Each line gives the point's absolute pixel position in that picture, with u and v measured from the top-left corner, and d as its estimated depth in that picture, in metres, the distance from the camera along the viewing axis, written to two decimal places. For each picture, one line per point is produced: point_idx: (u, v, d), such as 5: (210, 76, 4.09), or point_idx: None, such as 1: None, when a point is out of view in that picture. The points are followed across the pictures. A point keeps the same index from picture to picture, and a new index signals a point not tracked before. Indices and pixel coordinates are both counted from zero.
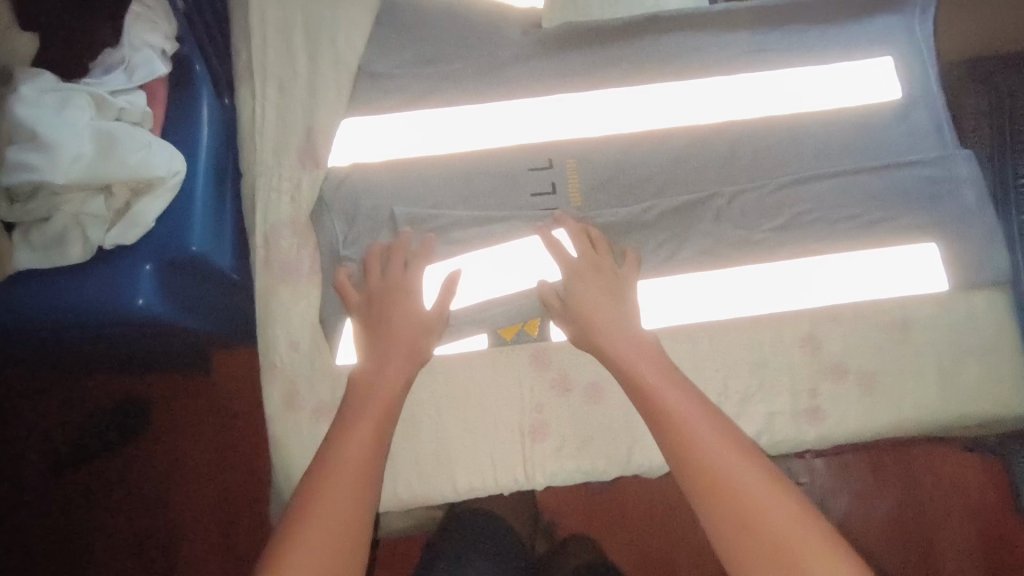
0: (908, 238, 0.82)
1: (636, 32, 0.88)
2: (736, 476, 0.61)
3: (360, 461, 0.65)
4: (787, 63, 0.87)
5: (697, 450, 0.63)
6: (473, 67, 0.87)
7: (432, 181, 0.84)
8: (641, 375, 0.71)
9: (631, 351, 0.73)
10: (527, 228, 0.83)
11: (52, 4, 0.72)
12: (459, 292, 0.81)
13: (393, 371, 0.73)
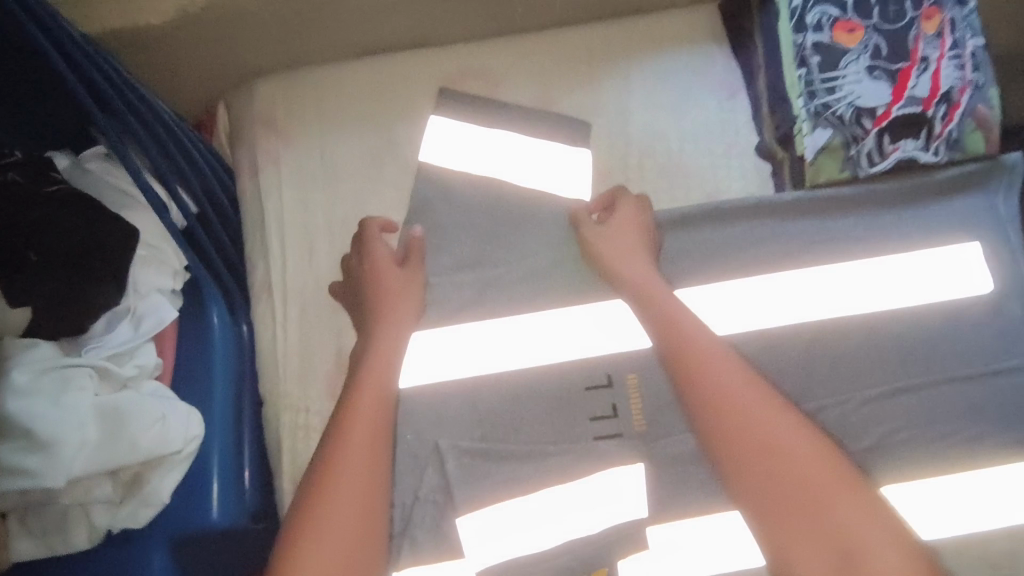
0: (1013, 458, 0.74)
1: (699, 220, 0.79)
2: (855, 541, 0.52)
3: (361, 467, 0.60)
4: (872, 252, 0.77)
5: (817, 510, 0.54)
6: (519, 269, 0.77)
7: (477, 406, 0.75)
8: (693, 356, 0.63)
9: (713, 355, 0.62)
10: (588, 462, 0.73)
11: (47, 271, 0.62)
12: (521, 539, 0.72)
13: (389, 338, 0.69)
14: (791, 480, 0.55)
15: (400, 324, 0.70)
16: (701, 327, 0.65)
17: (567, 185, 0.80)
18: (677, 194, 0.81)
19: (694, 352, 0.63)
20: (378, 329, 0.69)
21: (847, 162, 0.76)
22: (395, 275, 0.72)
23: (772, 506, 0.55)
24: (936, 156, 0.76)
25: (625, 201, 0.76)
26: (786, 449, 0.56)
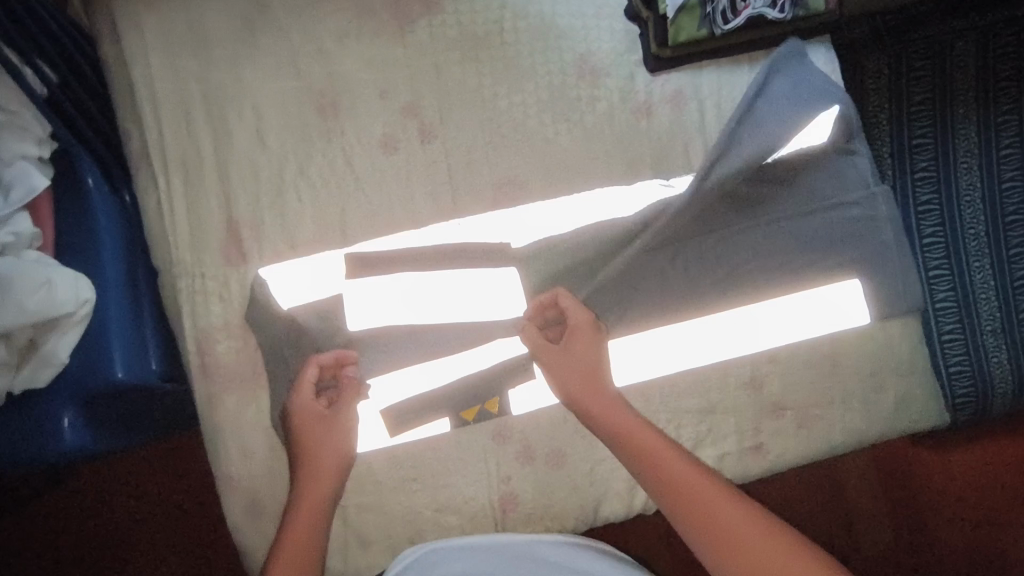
0: (836, 277, 0.86)
1: (569, 81, 0.85)
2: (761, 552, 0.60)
3: (306, 536, 0.65)
4: (725, 105, 0.87)
5: (710, 512, 0.63)
6: (405, 132, 0.82)
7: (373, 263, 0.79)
8: (633, 438, 0.70)
9: (635, 428, 0.70)
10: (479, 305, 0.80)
11: None
12: (416, 380, 0.80)
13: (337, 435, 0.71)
14: (708, 509, 0.63)
15: (327, 437, 0.71)
16: (620, 406, 0.72)
17: (445, 47, 0.83)
18: (553, 58, 0.84)
19: (619, 420, 0.71)
20: (312, 443, 0.71)
21: (705, 20, 0.82)
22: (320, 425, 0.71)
23: (696, 528, 0.63)
24: (782, 13, 0.83)
25: (576, 317, 0.76)
26: (693, 484, 0.65)
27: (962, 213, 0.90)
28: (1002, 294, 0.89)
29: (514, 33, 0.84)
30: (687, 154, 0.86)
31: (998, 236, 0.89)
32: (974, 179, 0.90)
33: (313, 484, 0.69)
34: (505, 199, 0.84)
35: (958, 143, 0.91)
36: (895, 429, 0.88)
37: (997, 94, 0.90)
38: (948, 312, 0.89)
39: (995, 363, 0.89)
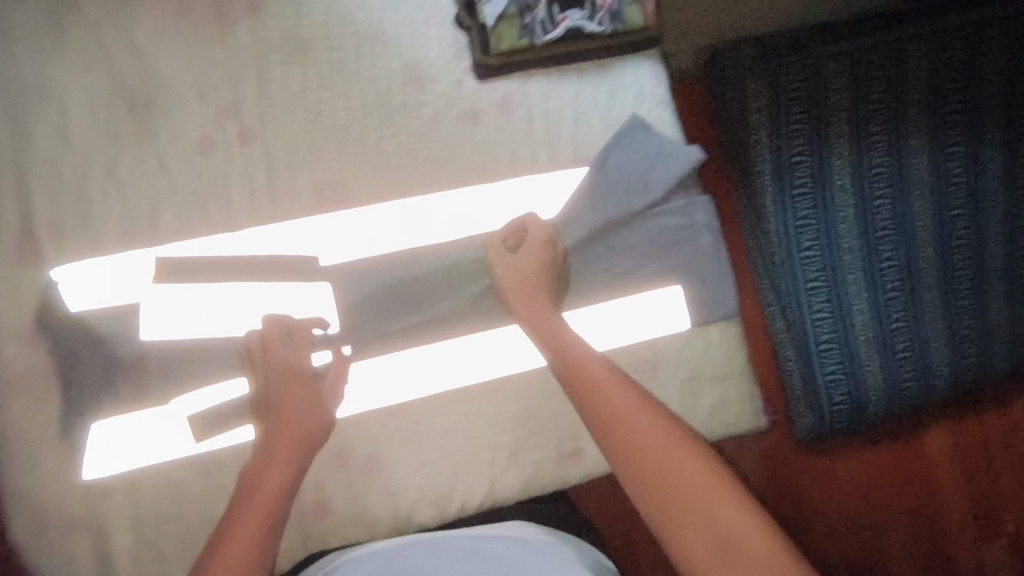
0: (657, 283, 0.90)
1: (395, 88, 0.85)
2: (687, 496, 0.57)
3: (272, 486, 0.63)
4: (552, 116, 0.89)
5: (678, 480, 0.57)
6: (221, 134, 0.80)
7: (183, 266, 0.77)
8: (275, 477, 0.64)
9: (609, 379, 0.66)
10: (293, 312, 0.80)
11: None
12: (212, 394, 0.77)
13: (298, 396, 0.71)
14: (627, 456, 0.60)
15: (280, 448, 0.67)
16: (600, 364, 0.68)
17: (267, 49, 0.82)
18: (378, 63, 0.85)
19: (594, 382, 0.65)
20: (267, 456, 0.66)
21: (525, 30, 0.83)
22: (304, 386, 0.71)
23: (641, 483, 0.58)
24: (601, 26, 0.85)
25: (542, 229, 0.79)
26: (665, 447, 0.59)
27: (840, 230, 0.96)
28: (871, 311, 0.97)
29: (339, 38, 0.84)
30: (513, 161, 0.88)
31: (869, 251, 0.96)
32: (848, 197, 0.96)
33: (245, 494, 0.63)
34: (326, 203, 0.83)
35: (835, 160, 0.96)
36: (709, 431, 0.92)
37: (898, 94, 0.96)
38: (825, 323, 0.98)
39: (867, 370, 0.98)
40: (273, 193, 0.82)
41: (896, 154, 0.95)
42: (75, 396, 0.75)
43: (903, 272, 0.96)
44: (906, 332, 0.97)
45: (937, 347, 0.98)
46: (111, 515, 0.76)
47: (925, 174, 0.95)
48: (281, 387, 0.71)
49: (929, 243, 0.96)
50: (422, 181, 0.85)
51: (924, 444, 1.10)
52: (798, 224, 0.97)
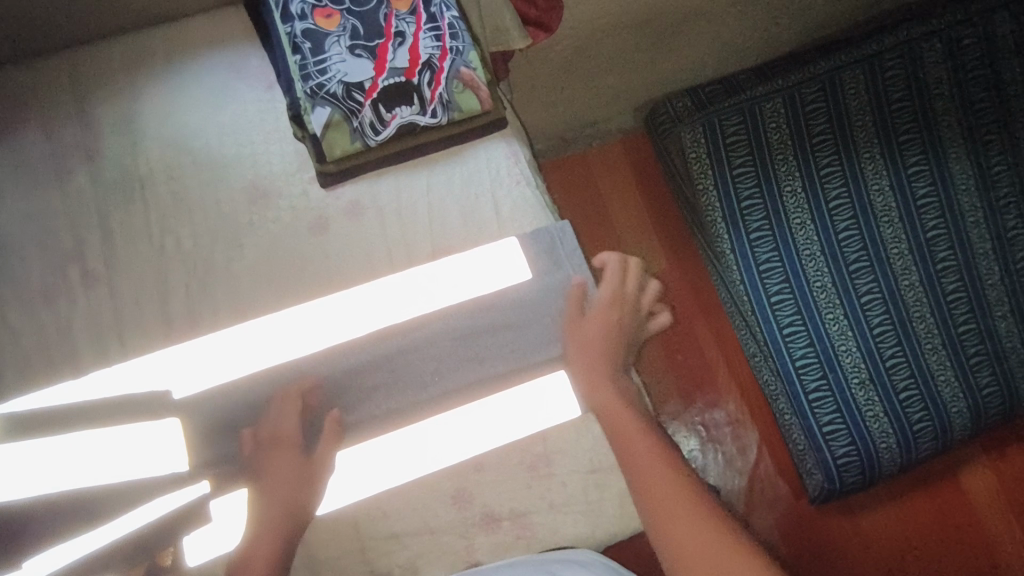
0: (538, 370, 0.83)
1: (241, 209, 0.85)
2: (658, 481, 0.63)
3: None
4: (407, 211, 0.87)
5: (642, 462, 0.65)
6: (66, 281, 0.80)
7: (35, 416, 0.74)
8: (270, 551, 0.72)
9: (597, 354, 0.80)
10: (155, 447, 0.75)
11: None
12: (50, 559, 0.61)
13: (291, 502, 0.76)
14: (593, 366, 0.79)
15: (272, 511, 0.74)
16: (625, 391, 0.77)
17: (109, 190, 0.83)
18: (220, 187, 0.85)
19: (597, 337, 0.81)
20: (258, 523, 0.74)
21: (355, 133, 0.82)
22: (302, 454, 0.78)
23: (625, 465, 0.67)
24: (435, 118, 0.84)
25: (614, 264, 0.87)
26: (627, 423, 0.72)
27: (806, 269, 1.18)
28: (858, 347, 1.17)
29: (180, 169, 0.85)
30: (370, 263, 0.85)
31: (846, 286, 1.17)
32: (810, 233, 1.18)
33: (255, 545, 0.72)
34: (176, 332, 0.80)
35: (787, 201, 1.19)
36: (627, 524, 0.82)
37: (848, 149, 1.18)
38: (813, 370, 1.17)
39: (869, 415, 1.17)
40: (121, 333, 0.80)
41: (852, 186, 1.18)
42: None
43: (885, 304, 1.16)
44: (905, 367, 1.16)
45: (947, 380, 1.16)
46: None
47: (895, 201, 1.17)
48: (270, 455, 0.77)
49: (910, 268, 1.16)
50: (273, 298, 0.83)
51: (964, 481, 1.31)
52: (762, 270, 1.19)
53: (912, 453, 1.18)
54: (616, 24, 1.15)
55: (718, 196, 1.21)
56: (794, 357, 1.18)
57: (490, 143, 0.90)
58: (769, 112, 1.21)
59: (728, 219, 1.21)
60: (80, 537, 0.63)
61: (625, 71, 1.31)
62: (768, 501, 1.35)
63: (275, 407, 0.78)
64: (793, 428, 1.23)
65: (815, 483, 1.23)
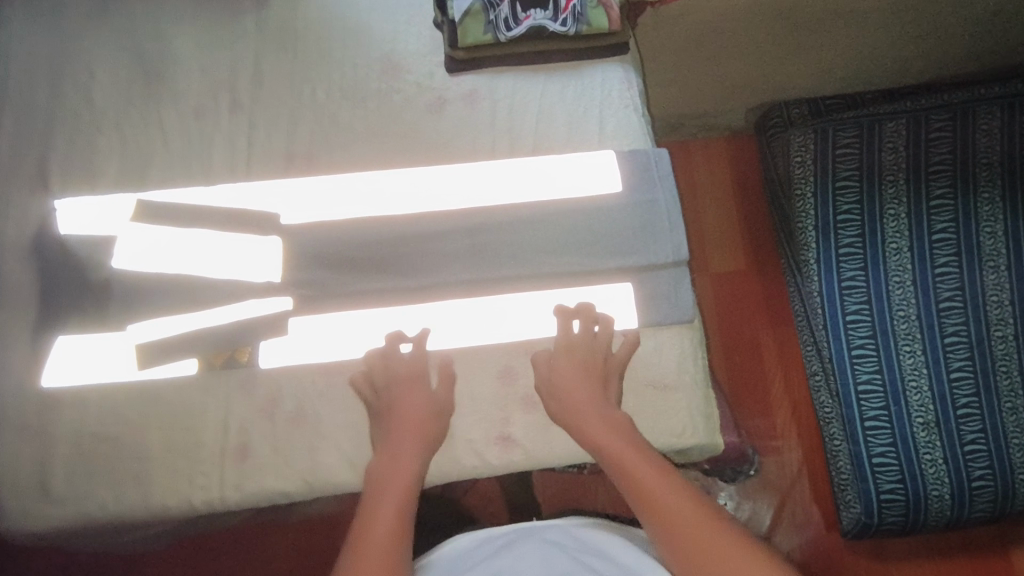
0: (605, 277, 0.88)
1: (374, 76, 0.93)
2: (665, 499, 0.70)
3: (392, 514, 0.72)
4: (519, 110, 0.93)
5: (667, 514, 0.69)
6: (215, 105, 0.92)
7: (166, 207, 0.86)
8: (385, 479, 0.76)
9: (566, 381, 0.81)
10: (258, 254, 0.85)
11: None
12: (160, 326, 0.83)
13: (408, 442, 0.79)
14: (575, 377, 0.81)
15: (408, 450, 0.78)
16: (613, 420, 0.78)
17: (269, 36, 0.94)
18: (360, 53, 0.94)
19: (568, 382, 0.81)
20: (394, 458, 0.78)
21: (489, 26, 0.90)
22: (406, 375, 0.82)
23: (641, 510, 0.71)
24: (564, 27, 0.90)
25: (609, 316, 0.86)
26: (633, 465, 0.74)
27: (891, 295, 1.15)
28: (930, 387, 1.12)
29: (330, 32, 0.95)
30: (473, 146, 0.92)
31: (931, 322, 1.13)
32: (903, 261, 1.15)
33: (388, 466, 0.77)
34: (294, 168, 0.90)
35: (887, 223, 1.17)
36: (657, 440, 0.84)
37: (964, 182, 1.15)
38: (875, 399, 1.14)
39: (925, 457, 1.12)
40: (251, 158, 0.90)
41: (961, 223, 1.14)
42: (53, 301, 0.84)
43: (969, 351, 1.12)
44: (977, 421, 1.11)
45: (1020, 446, 1.09)
46: (63, 432, 0.81)
47: (1005, 247, 1.12)
48: (399, 395, 0.81)
49: (1007, 319, 1.11)
50: (382, 158, 0.91)
51: (1012, 556, 1.26)
52: (844, 286, 1.17)
53: (963, 512, 1.13)
54: (750, 20, 1.17)
55: (814, 205, 1.21)
56: (858, 381, 1.15)
57: (610, 66, 0.95)
58: (884, 131, 1.21)
59: (820, 228, 1.20)
60: (175, 314, 0.83)
61: (751, 61, 1.30)
62: (796, 522, 1.32)
63: (362, 253, 0.87)
64: (840, 455, 1.21)
65: (851, 516, 1.20)
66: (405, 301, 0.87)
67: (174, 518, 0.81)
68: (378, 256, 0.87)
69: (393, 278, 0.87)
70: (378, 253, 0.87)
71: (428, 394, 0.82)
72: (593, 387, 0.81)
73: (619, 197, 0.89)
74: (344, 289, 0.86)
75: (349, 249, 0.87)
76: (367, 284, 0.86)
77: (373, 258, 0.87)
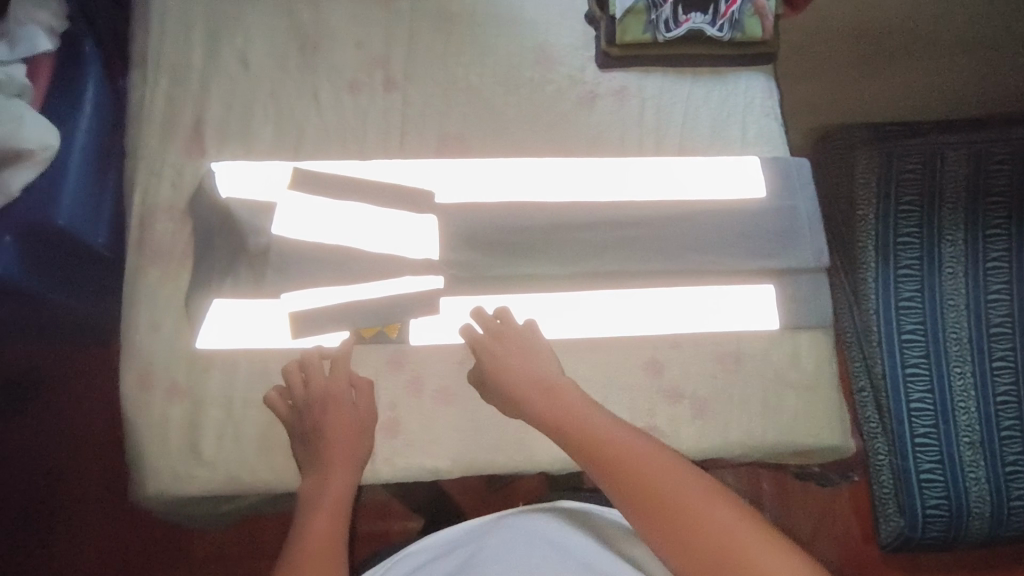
0: (749, 279, 0.90)
1: (528, 65, 0.95)
2: (602, 445, 0.70)
3: (321, 535, 0.71)
4: (666, 111, 0.95)
5: (608, 454, 0.68)
6: (372, 82, 0.92)
7: (325, 180, 0.86)
8: (319, 500, 0.75)
9: (506, 358, 0.80)
10: (414, 229, 0.86)
11: None
12: (315, 295, 0.84)
13: (337, 472, 0.77)
14: (514, 361, 0.80)
15: (337, 474, 0.77)
16: (552, 396, 0.76)
17: (422, 16, 0.95)
18: (513, 41, 0.95)
19: (516, 363, 0.79)
20: (322, 482, 0.77)
21: (649, 25, 0.92)
22: (335, 386, 0.81)
23: (647, 516, 0.63)
24: (721, 32, 0.93)
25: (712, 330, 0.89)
26: (573, 422, 0.73)
27: (946, 318, 1.11)
28: (978, 410, 1.09)
29: (483, 19, 0.95)
30: (621, 143, 0.93)
31: (981, 347, 1.10)
32: (960, 285, 1.12)
33: (315, 487, 0.76)
34: (447, 150, 0.91)
35: (945, 248, 1.13)
36: (791, 437, 0.87)
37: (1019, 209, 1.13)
38: (925, 416, 1.11)
39: (969, 476, 1.10)
40: (404, 136, 0.91)
41: (1014, 252, 1.12)
42: (207, 263, 0.83)
43: (1015, 375, 1.09)
44: (1019, 442, 1.08)
45: None
46: (213, 396, 0.81)
47: None
48: (326, 407, 0.79)
49: None
50: (533, 146, 0.92)
51: None
52: (901, 306, 1.13)
53: (1001, 528, 1.11)
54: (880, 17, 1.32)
55: (876, 224, 1.17)
56: (910, 400, 1.11)
57: (754, 75, 0.97)
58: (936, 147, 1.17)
59: (880, 249, 1.16)
60: (333, 287, 0.84)
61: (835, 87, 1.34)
62: (835, 533, 1.32)
63: (515, 236, 0.87)
64: (883, 470, 1.16)
65: (890, 528, 1.18)
66: (555, 288, 0.88)
67: None
68: (533, 241, 0.88)
69: (545, 263, 0.87)
70: (533, 238, 0.88)
71: (351, 412, 0.80)
72: (538, 372, 0.79)
73: (764, 202, 0.92)
74: (498, 272, 0.86)
75: (504, 232, 0.87)
76: (521, 269, 0.87)
77: (528, 241, 0.87)
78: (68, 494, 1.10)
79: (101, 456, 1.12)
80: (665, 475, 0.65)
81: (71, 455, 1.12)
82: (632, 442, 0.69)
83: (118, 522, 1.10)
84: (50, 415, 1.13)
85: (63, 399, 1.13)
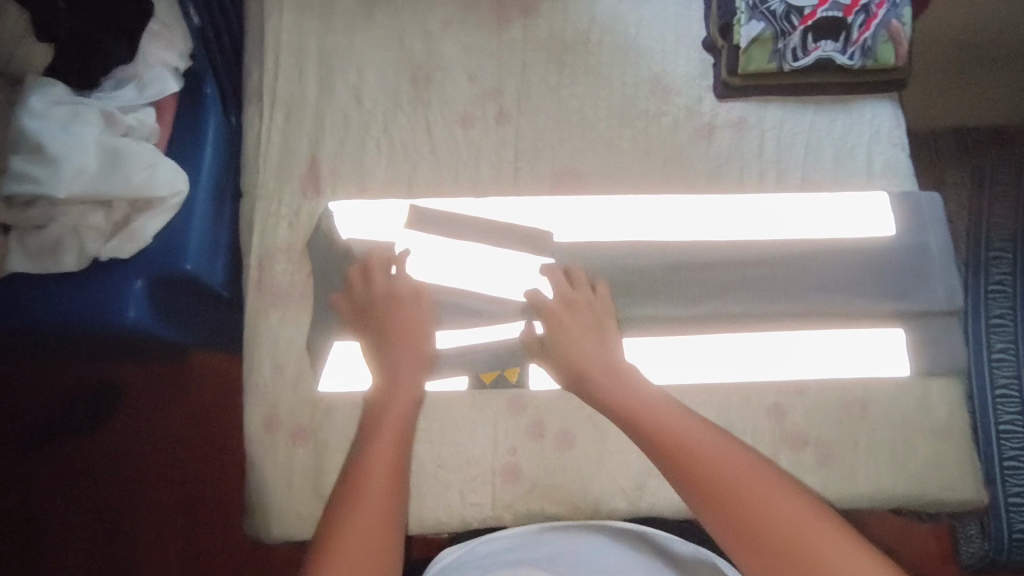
0: (877, 322, 0.86)
1: (642, 96, 0.92)
2: (678, 438, 0.66)
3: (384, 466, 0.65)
4: (788, 144, 0.91)
5: (685, 449, 0.65)
6: (483, 114, 0.90)
7: (443, 221, 0.84)
8: (384, 418, 0.70)
9: (567, 325, 0.79)
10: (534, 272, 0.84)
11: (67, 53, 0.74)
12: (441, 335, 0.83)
13: (404, 387, 0.74)
14: (585, 342, 0.77)
15: (399, 390, 0.73)
16: (619, 377, 0.74)
17: (534, 46, 0.93)
18: (626, 71, 0.93)
19: (583, 347, 0.77)
20: (385, 396, 0.73)
21: (775, 54, 0.89)
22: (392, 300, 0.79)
23: (725, 518, 0.59)
24: (851, 60, 0.88)
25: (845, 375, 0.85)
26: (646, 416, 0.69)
27: None
28: None
29: (596, 50, 0.93)
30: (741, 177, 0.90)
31: None
32: None
33: (379, 403, 0.72)
34: (562, 186, 0.89)
35: None
36: (925, 490, 0.83)
37: None
38: (1016, 438, 1.02)
39: None
40: (518, 172, 0.89)
41: None
42: (326, 305, 0.83)
43: None
44: None
45: None
46: (335, 441, 0.80)
47: None
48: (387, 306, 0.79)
49: None
50: (651, 183, 0.89)
51: None
52: (991, 323, 1.06)
53: None
54: None
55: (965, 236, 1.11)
56: (999, 421, 1.03)
57: (879, 104, 0.93)
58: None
59: (969, 262, 1.10)
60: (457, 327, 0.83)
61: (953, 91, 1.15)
62: None
63: (637, 279, 0.85)
64: None
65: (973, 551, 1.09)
66: (676, 332, 0.85)
67: (441, 533, 0.82)
68: (655, 283, 0.85)
69: (667, 306, 0.85)
70: (655, 281, 0.85)
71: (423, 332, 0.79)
72: (599, 343, 0.77)
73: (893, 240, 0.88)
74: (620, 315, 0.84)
75: (626, 274, 0.85)
76: (643, 314, 0.85)
77: (650, 284, 0.85)
78: (157, 531, 1.10)
79: (189, 489, 1.11)
80: (750, 476, 0.61)
81: (160, 488, 1.11)
82: (720, 445, 0.65)
83: (202, 555, 1.09)
84: (136, 437, 1.12)
85: (148, 420, 1.13)
